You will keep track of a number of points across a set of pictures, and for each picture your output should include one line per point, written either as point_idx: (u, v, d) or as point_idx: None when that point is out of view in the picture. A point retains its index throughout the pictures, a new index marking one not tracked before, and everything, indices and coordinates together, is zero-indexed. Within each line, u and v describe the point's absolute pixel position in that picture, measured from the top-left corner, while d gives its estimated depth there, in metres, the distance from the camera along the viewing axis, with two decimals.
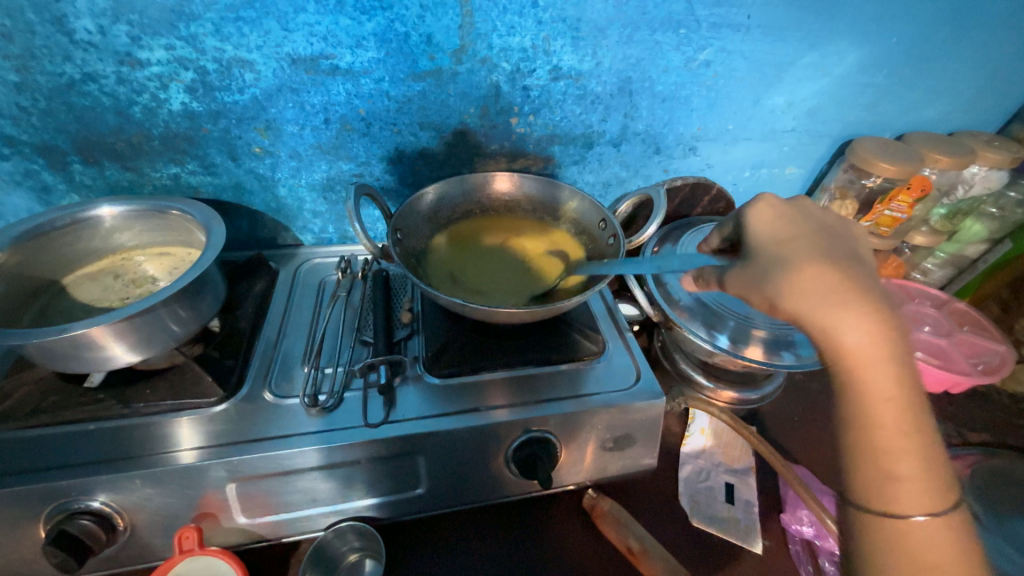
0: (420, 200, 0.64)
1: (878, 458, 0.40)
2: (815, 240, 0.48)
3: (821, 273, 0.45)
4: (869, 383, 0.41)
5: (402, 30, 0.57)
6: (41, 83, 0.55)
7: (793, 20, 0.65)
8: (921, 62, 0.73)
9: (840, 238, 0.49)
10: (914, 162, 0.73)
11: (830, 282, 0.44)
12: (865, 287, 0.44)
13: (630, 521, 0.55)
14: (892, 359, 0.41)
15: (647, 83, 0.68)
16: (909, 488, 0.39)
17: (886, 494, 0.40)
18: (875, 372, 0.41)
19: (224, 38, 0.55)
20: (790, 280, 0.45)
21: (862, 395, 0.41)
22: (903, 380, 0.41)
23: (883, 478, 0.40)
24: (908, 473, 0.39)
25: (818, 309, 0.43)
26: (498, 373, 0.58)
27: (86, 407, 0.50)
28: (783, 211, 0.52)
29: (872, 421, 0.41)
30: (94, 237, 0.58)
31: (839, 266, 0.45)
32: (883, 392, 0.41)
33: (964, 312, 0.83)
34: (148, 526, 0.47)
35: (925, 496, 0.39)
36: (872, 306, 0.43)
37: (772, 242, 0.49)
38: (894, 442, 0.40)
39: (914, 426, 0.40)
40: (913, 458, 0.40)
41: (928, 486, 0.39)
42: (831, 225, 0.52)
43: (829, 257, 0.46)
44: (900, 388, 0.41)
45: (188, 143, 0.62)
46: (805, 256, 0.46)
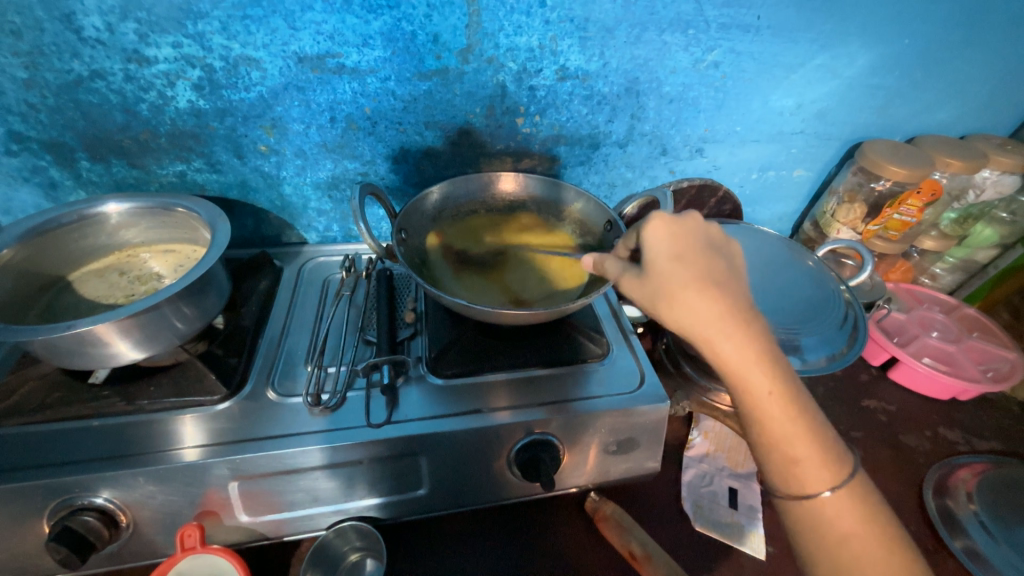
0: (424, 200, 0.64)
1: (779, 450, 0.42)
2: (693, 250, 0.44)
3: (701, 291, 0.42)
4: (752, 385, 0.41)
5: (409, 29, 0.57)
6: (50, 80, 0.55)
7: (804, 22, 0.65)
8: (933, 64, 0.72)
9: (724, 244, 0.46)
10: (925, 165, 0.72)
11: (711, 299, 0.42)
12: (731, 300, 0.42)
13: (633, 526, 0.55)
14: (766, 359, 0.41)
15: (654, 84, 0.67)
16: (807, 469, 0.41)
17: (792, 477, 0.41)
18: (757, 374, 0.41)
19: (231, 36, 0.55)
20: (666, 300, 0.43)
21: (748, 397, 0.42)
22: (782, 372, 0.42)
23: (787, 465, 0.41)
24: (806, 457, 0.41)
25: (697, 325, 0.42)
26: (501, 374, 0.58)
27: (91, 404, 0.50)
28: (669, 217, 0.47)
29: (762, 416, 0.42)
30: (100, 234, 0.58)
31: (717, 279, 0.43)
32: (765, 391, 0.41)
33: (974, 318, 0.82)
34: (150, 523, 0.47)
35: (824, 473, 0.41)
36: (742, 314, 0.42)
37: (665, 255, 0.44)
38: (785, 431, 0.41)
39: (800, 415, 0.42)
40: (806, 441, 0.41)
41: (822, 463, 0.41)
42: (711, 226, 0.47)
43: (704, 270, 0.43)
44: (780, 383, 0.42)
45: (194, 141, 0.62)
46: (684, 272, 0.43)
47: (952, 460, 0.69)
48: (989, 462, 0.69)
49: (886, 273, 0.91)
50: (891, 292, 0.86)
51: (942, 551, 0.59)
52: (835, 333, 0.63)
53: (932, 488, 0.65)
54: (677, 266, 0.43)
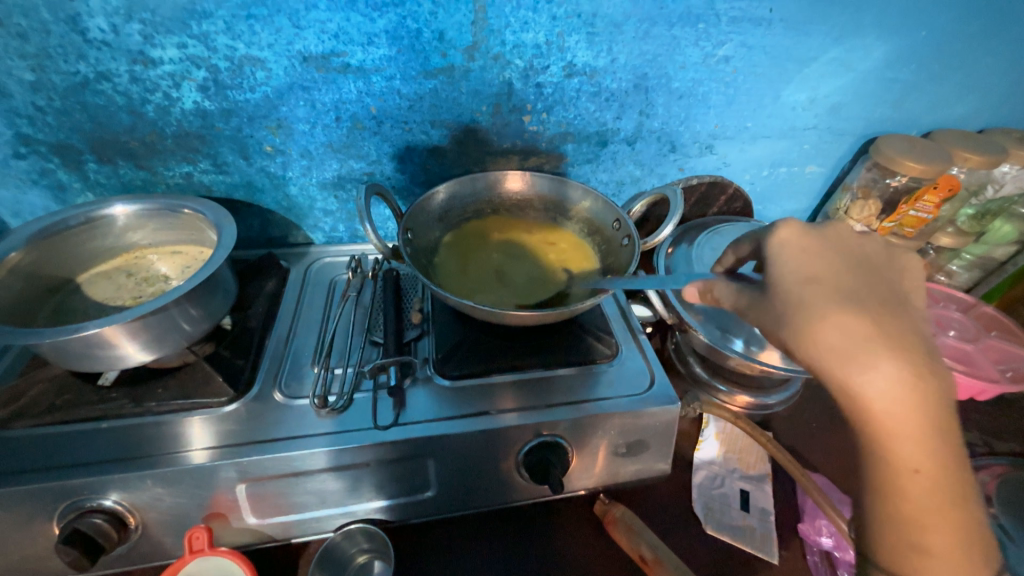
0: (430, 199, 0.64)
1: (907, 529, 0.36)
2: (841, 269, 0.41)
3: (849, 317, 0.37)
4: (894, 450, 0.35)
5: (414, 27, 0.56)
6: (57, 83, 0.55)
7: (817, 14, 0.63)
8: (952, 56, 0.71)
9: (879, 266, 0.42)
10: (942, 161, 0.70)
11: (863, 328, 0.37)
12: (897, 339, 0.36)
13: (643, 529, 0.54)
14: (936, 424, 0.35)
15: (663, 80, 0.66)
16: (939, 562, 0.35)
17: (915, 565, 0.36)
18: (908, 436, 0.35)
19: (236, 36, 0.54)
20: (806, 333, 0.38)
21: (886, 455, 0.36)
22: (941, 440, 0.35)
23: (912, 551, 0.36)
24: (937, 546, 0.35)
25: (827, 359, 0.37)
26: (508, 376, 0.57)
27: (100, 406, 0.50)
28: (817, 238, 0.44)
29: (900, 489, 0.36)
30: (107, 236, 0.58)
31: (864, 306, 0.38)
32: (912, 462, 0.35)
33: (992, 316, 0.80)
34: (159, 525, 0.47)
35: (959, 573, 0.35)
36: (910, 355, 0.36)
37: (802, 275, 0.41)
38: (933, 526, 0.35)
39: (951, 495, 0.35)
40: (951, 538, 0.35)
41: (963, 559, 0.35)
42: (868, 251, 0.44)
43: (862, 296, 0.39)
44: (937, 455, 0.35)
45: (200, 142, 0.62)
46: (823, 293, 0.39)
47: (970, 462, 0.67)
48: (1009, 464, 0.67)
49: None
50: None
51: None
52: None
53: None
54: (815, 289, 0.40)
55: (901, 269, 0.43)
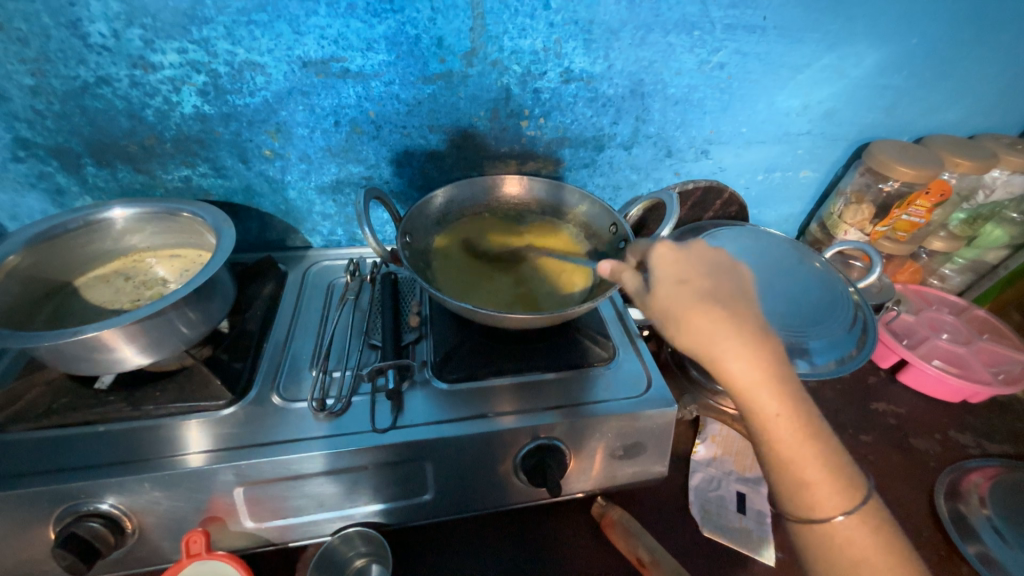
0: (428, 203, 0.64)
1: (790, 473, 0.40)
2: (701, 277, 0.43)
3: (703, 309, 0.41)
4: (755, 409, 0.40)
5: (413, 33, 0.57)
6: (56, 87, 0.55)
7: (810, 22, 0.64)
8: (942, 64, 0.72)
9: (731, 266, 0.44)
10: (933, 166, 0.71)
11: (712, 317, 0.40)
12: (749, 321, 0.40)
13: (641, 532, 0.54)
14: (783, 376, 0.40)
15: (659, 86, 0.67)
16: (821, 496, 0.39)
17: (803, 502, 0.40)
18: (773, 393, 0.39)
19: (236, 41, 0.55)
20: (681, 329, 0.41)
21: (754, 413, 0.40)
22: (789, 391, 0.40)
23: (799, 487, 0.40)
24: (817, 482, 0.40)
25: (700, 344, 0.41)
26: (506, 379, 0.57)
27: (97, 409, 0.50)
28: (686, 253, 0.46)
29: (772, 436, 0.40)
30: (105, 239, 0.58)
31: (722, 300, 0.41)
32: (772, 411, 0.39)
33: (984, 319, 0.81)
34: (156, 529, 0.47)
35: (838, 497, 0.39)
36: (744, 321, 0.40)
37: (673, 280, 0.44)
38: (814, 473, 0.40)
39: (810, 436, 0.40)
40: (820, 469, 0.40)
41: (835, 489, 0.40)
42: (704, 254, 0.45)
43: (719, 292, 0.42)
44: (789, 402, 0.40)
45: (200, 146, 0.62)
46: (692, 294, 0.42)
47: (963, 464, 0.68)
48: (1002, 466, 0.68)
49: (894, 274, 0.90)
50: (900, 293, 0.85)
51: (954, 556, 0.58)
52: (844, 337, 0.62)
53: (944, 493, 0.64)
54: (682, 291, 0.42)
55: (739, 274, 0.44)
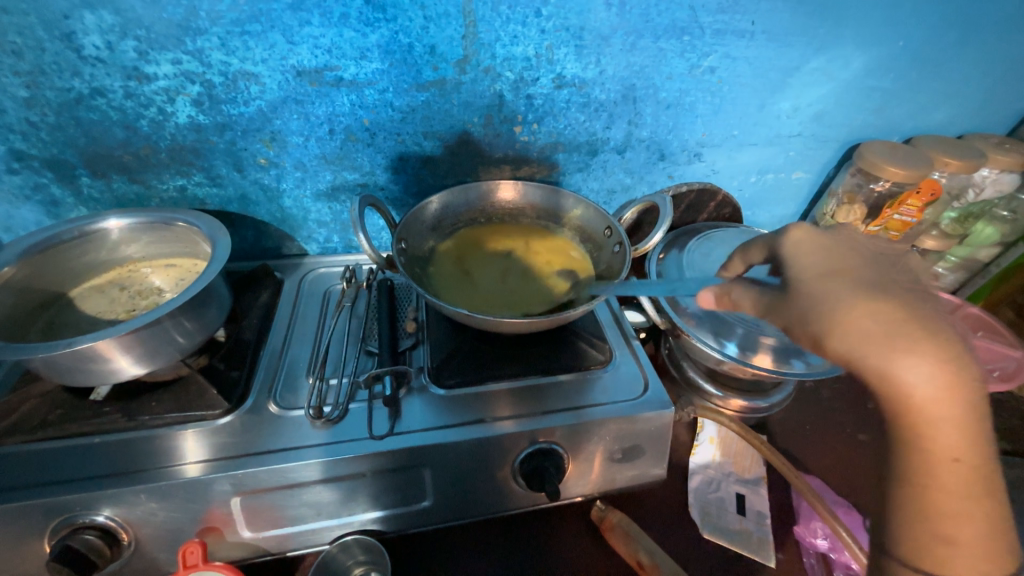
0: (424, 209, 0.65)
1: (936, 521, 0.35)
2: (865, 269, 0.41)
3: (873, 308, 0.37)
4: (932, 441, 0.35)
5: (406, 41, 0.58)
6: (51, 99, 0.55)
7: (798, 26, 0.65)
8: (928, 66, 0.73)
9: (897, 261, 0.43)
10: (923, 166, 0.72)
11: (885, 319, 0.37)
12: (930, 324, 0.36)
13: (640, 535, 0.54)
14: (969, 411, 0.34)
15: (650, 90, 0.68)
16: (962, 558, 0.35)
17: (939, 557, 0.35)
18: (944, 428, 0.35)
19: (230, 52, 0.55)
20: (836, 315, 0.38)
21: (920, 444, 0.36)
22: (975, 430, 0.35)
23: (936, 541, 0.35)
24: (968, 542, 0.35)
25: (870, 351, 0.36)
26: (504, 384, 0.57)
27: (91, 421, 0.50)
28: (828, 238, 0.45)
29: (921, 474, 0.36)
30: (100, 250, 0.58)
31: (905, 302, 0.37)
32: (951, 452, 0.35)
33: (978, 317, 0.82)
34: (152, 541, 0.47)
35: (987, 566, 0.35)
36: (946, 342, 0.35)
37: (817, 272, 0.42)
38: (959, 510, 0.35)
39: (981, 484, 0.35)
40: (977, 526, 0.35)
41: (989, 556, 0.35)
42: (881, 249, 0.45)
43: (887, 287, 0.39)
44: (976, 446, 0.35)
45: (195, 156, 0.62)
46: (862, 288, 0.39)
47: None
48: (1000, 462, 0.68)
49: None
50: None
51: None
52: None
53: None
54: (835, 283, 0.40)
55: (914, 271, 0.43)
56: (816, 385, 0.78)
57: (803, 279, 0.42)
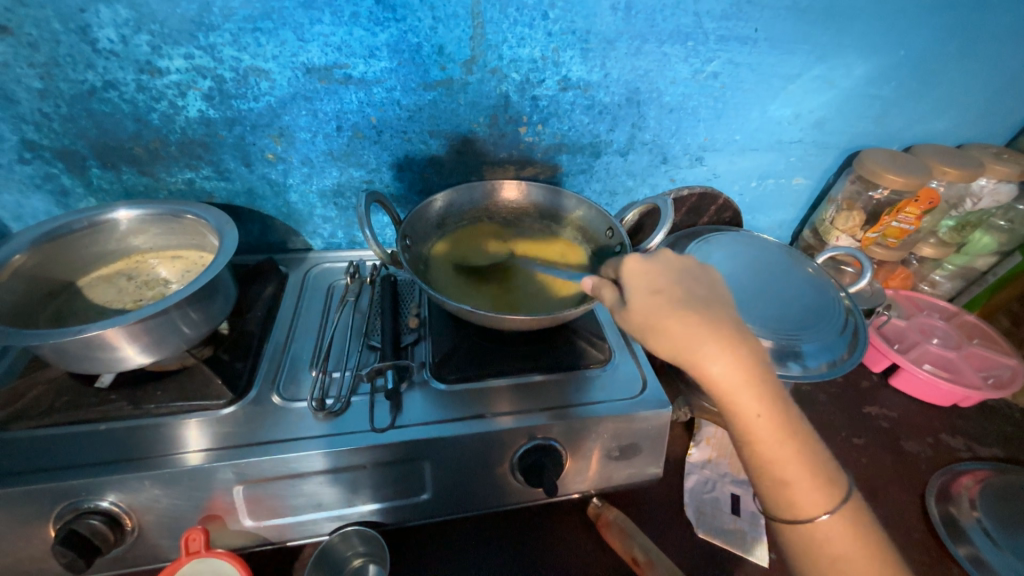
0: (428, 207, 0.65)
1: (768, 468, 0.42)
2: (674, 287, 0.44)
3: (677, 320, 0.42)
4: (739, 403, 0.41)
5: (415, 41, 0.59)
6: (64, 90, 0.56)
7: (800, 34, 0.66)
8: (929, 75, 0.74)
9: (700, 269, 0.46)
10: (922, 174, 0.73)
11: (693, 325, 0.41)
12: (722, 322, 0.42)
13: (635, 532, 0.55)
14: (757, 380, 0.41)
15: (655, 94, 0.68)
16: (800, 490, 0.41)
17: (786, 501, 0.41)
18: (748, 390, 0.41)
19: (242, 48, 0.56)
20: (658, 329, 0.42)
21: (735, 415, 0.42)
22: (768, 388, 0.41)
23: (777, 486, 0.42)
24: (795, 480, 0.41)
25: (676, 347, 0.42)
26: (504, 380, 0.58)
27: (98, 408, 0.50)
28: (652, 262, 0.46)
29: (754, 435, 0.41)
30: (109, 240, 0.59)
31: (698, 308, 0.43)
32: (754, 410, 0.41)
33: (974, 324, 0.82)
34: (155, 528, 0.47)
35: (818, 496, 0.41)
36: (729, 335, 0.41)
37: (647, 288, 0.44)
38: (777, 453, 0.41)
39: (786, 430, 0.41)
40: (795, 461, 0.41)
41: (817, 488, 0.41)
42: (693, 261, 0.47)
43: (691, 300, 0.43)
44: (765, 401, 0.41)
45: (204, 150, 0.63)
46: (678, 305, 0.43)
47: (954, 467, 0.69)
48: (992, 469, 0.69)
49: (885, 280, 0.92)
50: (891, 299, 0.86)
51: (945, 558, 0.59)
52: (837, 340, 0.63)
53: (935, 495, 0.65)
54: (658, 300, 0.43)
55: (715, 278, 0.46)
56: (813, 390, 0.79)
57: (634, 294, 0.44)
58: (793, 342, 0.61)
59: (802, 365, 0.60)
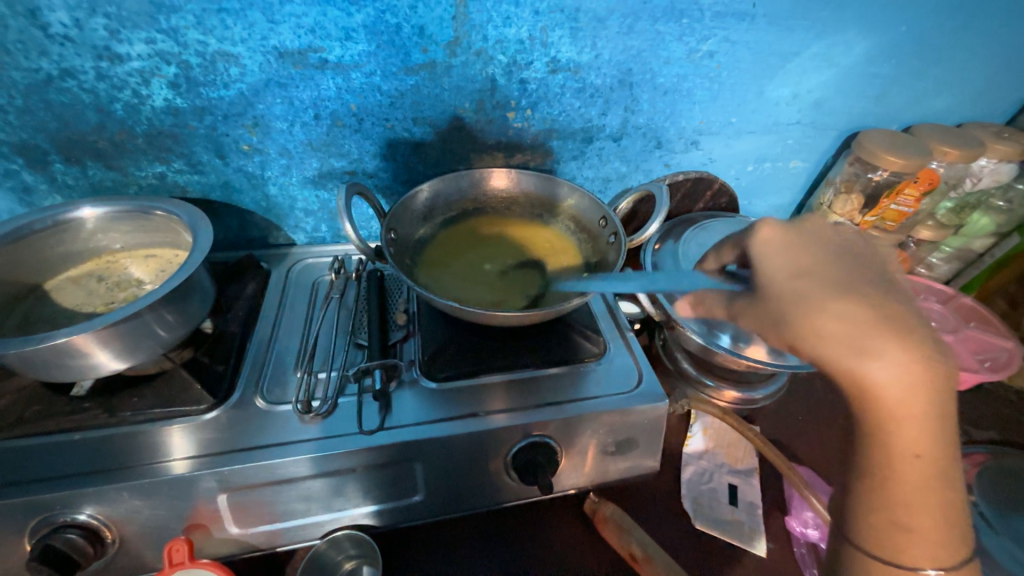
0: (414, 198, 0.62)
1: (900, 512, 0.38)
2: (823, 266, 0.42)
3: (843, 317, 0.38)
4: (903, 435, 0.37)
5: (393, 22, 0.55)
6: (17, 80, 0.53)
7: (799, 10, 0.63)
8: (933, 51, 0.71)
9: (856, 251, 0.44)
10: (922, 155, 0.71)
11: (847, 325, 0.38)
12: (914, 331, 0.38)
13: (633, 527, 0.54)
14: (938, 411, 0.37)
15: (647, 75, 0.66)
16: (921, 542, 0.37)
17: (902, 546, 0.37)
18: (926, 422, 0.37)
19: (207, 31, 0.53)
20: (810, 320, 0.39)
21: (887, 443, 0.38)
22: (944, 427, 0.37)
23: (896, 529, 0.38)
24: (925, 528, 0.37)
25: (842, 355, 0.38)
26: (497, 376, 0.57)
27: (71, 417, 0.48)
28: (795, 232, 0.45)
29: (893, 473, 0.38)
30: (76, 240, 0.56)
31: (871, 314, 0.38)
32: (914, 448, 0.37)
33: (971, 307, 0.81)
34: (137, 539, 0.46)
35: (933, 550, 0.37)
36: (909, 343, 0.37)
37: (792, 270, 0.42)
38: (916, 494, 0.37)
39: (945, 474, 0.37)
40: (932, 512, 0.37)
41: (937, 542, 0.37)
42: (833, 241, 0.45)
43: (853, 292, 0.40)
44: (938, 443, 0.37)
45: (174, 142, 0.60)
46: (818, 288, 0.40)
47: None
48: (988, 452, 0.68)
49: None
50: None
51: None
52: None
53: None
54: (804, 282, 0.41)
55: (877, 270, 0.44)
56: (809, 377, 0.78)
57: (776, 276, 0.42)
58: None
59: None
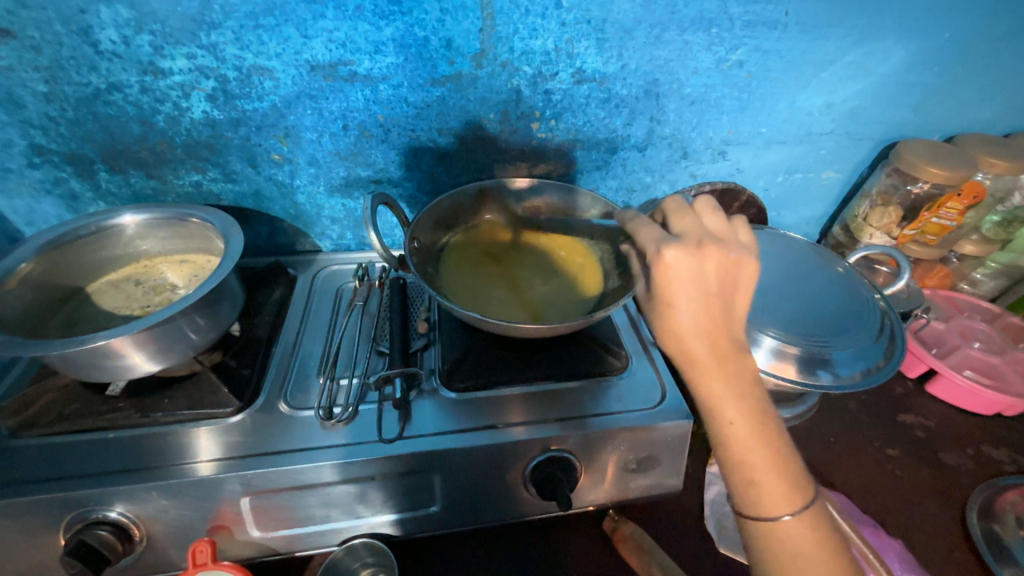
0: (436, 207, 0.63)
1: (739, 469, 0.42)
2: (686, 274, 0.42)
3: (677, 322, 0.42)
4: (718, 406, 0.42)
5: (421, 35, 0.56)
6: (69, 94, 0.56)
7: (835, 17, 0.61)
8: (978, 58, 0.68)
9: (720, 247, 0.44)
10: (967, 166, 0.68)
11: (679, 326, 0.42)
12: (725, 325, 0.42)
13: (653, 548, 0.52)
14: (741, 383, 0.42)
15: (675, 85, 0.65)
16: (767, 493, 0.41)
17: (755, 500, 0.42)
18: (733, 392, 0.42)
19: (245, 46, 0.55)
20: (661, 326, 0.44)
21: (711, 415, 0.43)
22: (750, 397, 0.42)
23: (746, 485, 0.42)
24: (764, 480, 0.41)
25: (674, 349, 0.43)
26: (516, 388, 0.56)
27: (106, 416, 0.50)
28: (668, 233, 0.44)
29: (725, 439, 0.42)
30: (116, 245, 0.58)
31: (697, 314, 0.42)
32: (730, 416, 0.42)
33: (1019, 327, 0.77)
34: (163, 537, 0.47)
35: (781, 497, 0.41)
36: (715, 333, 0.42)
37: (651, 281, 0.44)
38: (750, 451, 0.42)
39: (765, 433, 0.42)
40: (768, 465, 0.42)
41: (779, 491, 0.41)
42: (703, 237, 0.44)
43: (698, 296, 0.42)
44: (750, 410, 0.42)
45: (210, 151, 0.62)
46: (667, 297, 0.43)
47: (998, 481, 0.64)
48: None
49: (922, 279, 0.86)
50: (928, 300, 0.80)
51: None
52: (871, 346, 0.59)
53: (976, 511, 0.61)
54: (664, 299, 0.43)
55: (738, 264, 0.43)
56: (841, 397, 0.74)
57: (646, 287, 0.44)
58: (821, 349, 0.58)
59: (833, 373, 0.57)
